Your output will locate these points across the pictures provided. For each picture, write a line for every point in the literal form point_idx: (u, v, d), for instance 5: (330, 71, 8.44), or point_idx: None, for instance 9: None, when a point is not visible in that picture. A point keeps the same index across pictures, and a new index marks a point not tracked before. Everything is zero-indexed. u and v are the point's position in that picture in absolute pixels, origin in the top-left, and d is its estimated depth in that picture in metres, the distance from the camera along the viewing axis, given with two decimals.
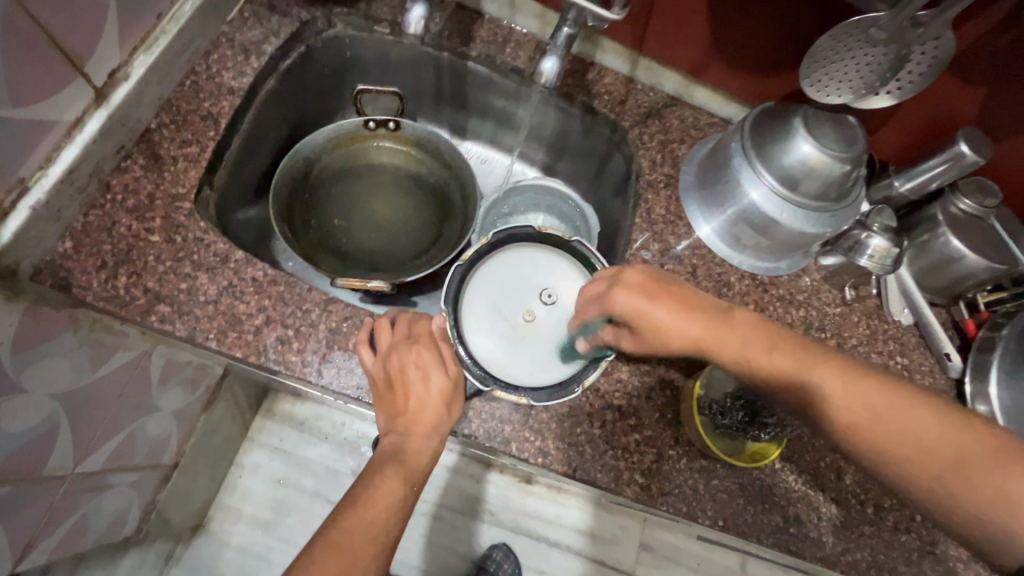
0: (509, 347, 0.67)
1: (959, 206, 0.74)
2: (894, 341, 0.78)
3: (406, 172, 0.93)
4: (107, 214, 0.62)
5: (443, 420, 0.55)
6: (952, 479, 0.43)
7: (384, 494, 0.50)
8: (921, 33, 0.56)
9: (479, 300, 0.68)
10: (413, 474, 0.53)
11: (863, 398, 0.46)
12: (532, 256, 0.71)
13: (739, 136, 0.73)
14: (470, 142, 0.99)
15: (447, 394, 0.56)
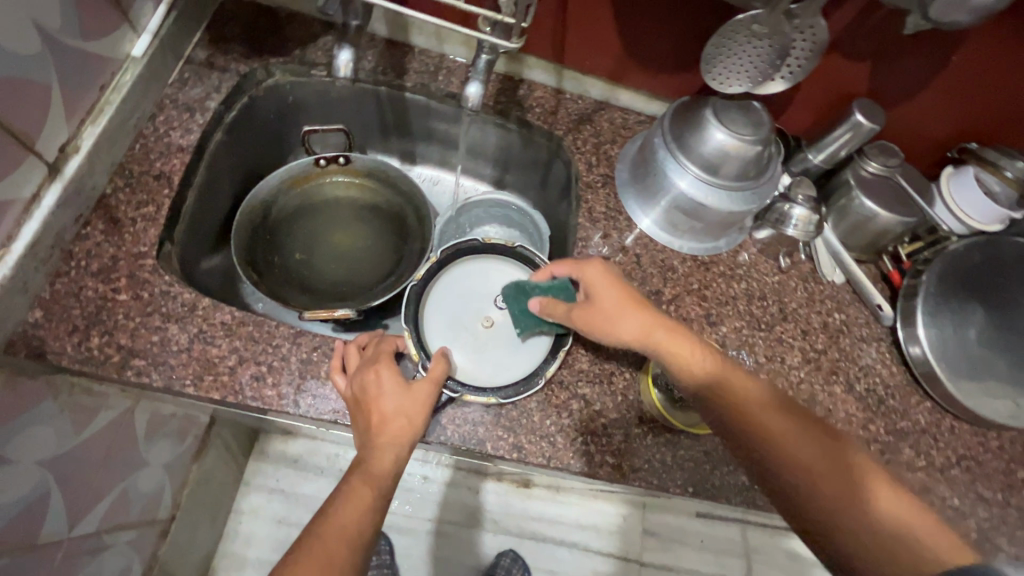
0: (472, 352, 0.75)
1: (868, 168, 0.82)
2: (831, 299, 0.84)
3: (362, 203, 0.97)
4: (73, 280, 0.64)
5: (408, 430, 0.58)
6: (842, 494, 0.53)
7: (362, 501, 0.53)
8: (797, 23, 0.63)
9: (440, 314, 0.76)
10: (380, 481, 0.55)
11: (801, 436, 0.56)
12: (480, 267, 0.79)
13: (660, 131, 0.80)
14: (420, 166, 1.04)
15: (412, 404, 0.59)
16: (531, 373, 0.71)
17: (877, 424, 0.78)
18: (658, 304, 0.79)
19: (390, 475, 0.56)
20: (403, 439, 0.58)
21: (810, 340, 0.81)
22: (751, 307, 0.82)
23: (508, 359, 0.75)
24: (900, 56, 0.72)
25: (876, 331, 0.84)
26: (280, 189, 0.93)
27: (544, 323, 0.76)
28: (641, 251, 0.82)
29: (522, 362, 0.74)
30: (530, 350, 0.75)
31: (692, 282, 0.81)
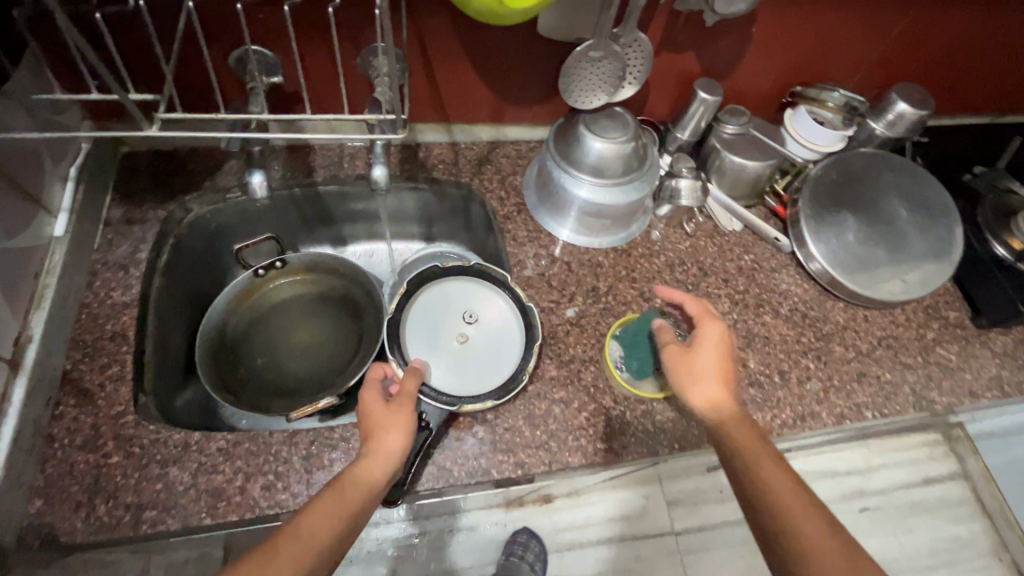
0: (457, 368, 0.81)
1: (726, 130, 0.96)
2: (737, 245, 0.97)
3: (310, 295, 1.03)
4: (62, 460, 0.66)
5: (392, 446, 0.63)
6: (797, 554, 0.52)
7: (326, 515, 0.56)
8: (622, 40, 0.76)
9: (419, 340, 0.82)
10: (353, 492, 0.59)
11: (787, 486, 0.56)
12: (445, 291, 0.86)
13: (549, 153, 0.91)
14: (351, 246, 1.09)
15: (398, 419, 0.66)
16: (513, 372, 0.79)
17: (808, 335, 0.90)
18: (599, 297, 0.88)
19: (367, 489, 0.60)
20: (387, 455, 0.63)
21: (732, 285, 0.93)
22: (676, 274, 0.93)
23: (488, 367, 0.82)
24: (712, 40, 0.87)
25: (782, 259, 0.97)
26: (229, 309, 0.97)
27: (512, 326, 0.84)
28: (570, 258, 0.92)
29: (501, 365, 0.82)
30: (507, 353, 0.83)
31: (620, 269, 0.92)
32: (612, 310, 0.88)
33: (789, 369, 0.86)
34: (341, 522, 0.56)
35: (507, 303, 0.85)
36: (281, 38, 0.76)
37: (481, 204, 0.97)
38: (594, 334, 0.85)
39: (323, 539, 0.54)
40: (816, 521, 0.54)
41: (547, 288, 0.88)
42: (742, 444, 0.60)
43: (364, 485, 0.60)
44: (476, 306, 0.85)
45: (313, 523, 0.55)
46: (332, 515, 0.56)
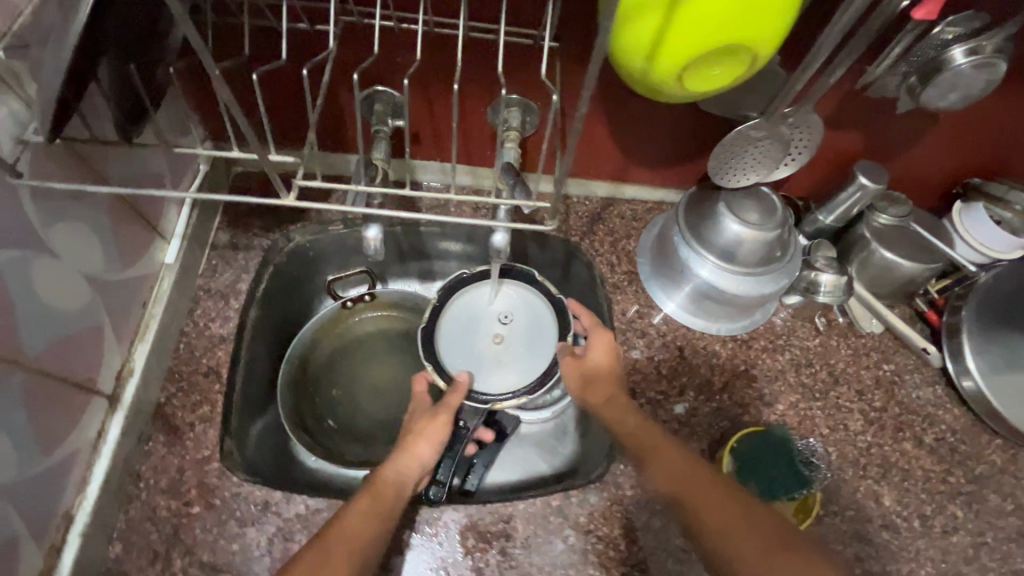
0: (498, 369, 0.79)
1: (878, 220, 0.84)
2: (876, 351, 0.85)
3: (393, 332, 0.97)
4: (145, 502, 0.65)
5: (425, 453, 0.67)
6: None
7: (368, 515, 0.60)
8: (792, 121, 0.65)
9: (455, 352, 0.79)
10: (390, 495, 0.63)
11: (739, 521, 0.56)
12: (474, 293, 0.82)
13: (675, 225, 0.82)
14: (438, 280, 1.00)
15: (434, 428, 0.70)
16: (550, 367, 0.78)
17: (955, 475, 0.77)
18: (712, 395, 0.79)
19: (400, 489, 0.64)
20: (422, 462, 0.67)
21: (867, 399, 0.81)
22: (801, 377, 0.82)
23: (527, 365, 0.80)
24: (888, 123, 0.75)
25: (928, 375, 0.84)
26: (311, 342, 0.92)
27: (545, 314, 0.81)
28: (681, 342, 0.83)
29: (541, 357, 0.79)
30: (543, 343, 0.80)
31: (738, 364, 0.82)
32: (727, 411, 0.78)
33: (932, 513, 0.74)
34: (381, 517, 0.61)
35: (542, 302, 0.81)
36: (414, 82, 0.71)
37: (590, 267, 0.86)
38: (704, 438, 0.76)
39: (367, 533, 0.59)
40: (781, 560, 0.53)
41: (655, 375, 0.80)
42: (682, 487, 0.60)
43: (397, 486, 0.64)
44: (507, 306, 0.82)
45: (355, 521, 0.60)
46: (369, 512, 0.61)
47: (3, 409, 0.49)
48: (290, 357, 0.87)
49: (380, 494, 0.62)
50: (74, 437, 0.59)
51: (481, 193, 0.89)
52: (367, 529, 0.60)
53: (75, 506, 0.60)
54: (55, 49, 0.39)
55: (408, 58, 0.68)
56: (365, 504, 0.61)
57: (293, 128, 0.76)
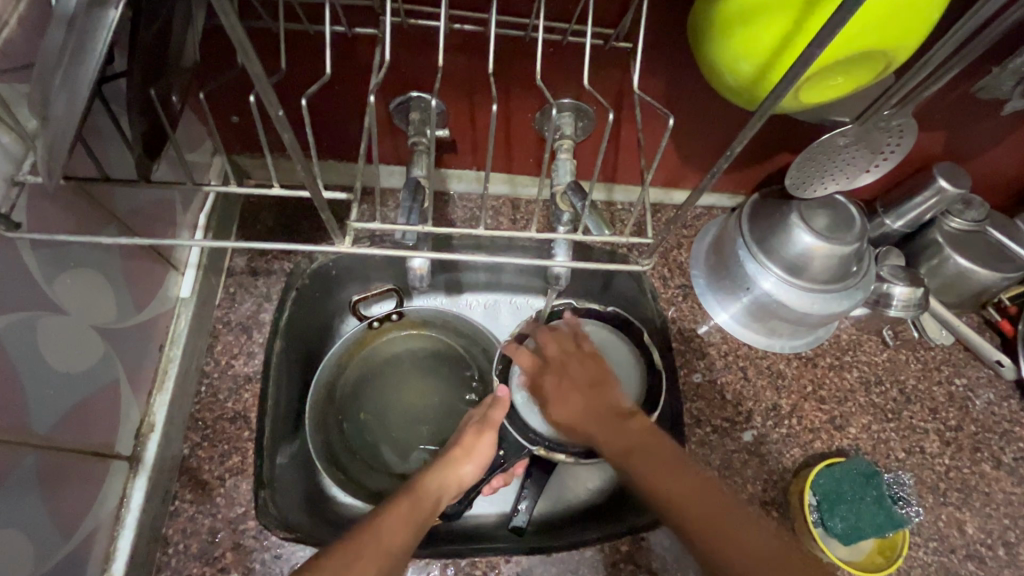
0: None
1: (951, 225, 0.78)
2: (947, 365, 0.80)
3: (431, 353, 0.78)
4: (176, 571, 0.58)
5: (468, 467, 0.62)
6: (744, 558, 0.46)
7: (406, 519, 0.53)
8: (888, 123, 0.57)
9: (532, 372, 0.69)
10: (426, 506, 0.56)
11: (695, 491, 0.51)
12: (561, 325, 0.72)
13: (737, 235, 0.75)
14: (467, 294, 0.82)
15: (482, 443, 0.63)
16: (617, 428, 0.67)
17: None
18: (780, 420, 0.74)
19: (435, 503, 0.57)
20: (461, 482, 0.61)
21: (941, 418, 0.76)
22: (872, 397, 0.76)
23: None
24: (974, 121, 0.69)
25: (1002, 389, 0.79)
26: (337, 369, 0.74)
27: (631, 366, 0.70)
28: (744, 363, 0.77)
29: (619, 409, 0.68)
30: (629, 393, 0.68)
31: (805, 384, 0.76)
32: (797, 438, 0.73)
33: (1018, 540, 0.70)
34: (413, 528, 0.53)
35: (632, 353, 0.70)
36: (456, 86, 0.63)
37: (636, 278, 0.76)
38: (774, 468, 0.71)
39: (401, 539, 0.51)
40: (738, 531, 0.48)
41: (719, 401, 0.74)
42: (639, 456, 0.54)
43: (434, 497, 0.58)
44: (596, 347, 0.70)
45: (392, 524, 0.52)
46: (407, 517, 0.53)
47: (17, 498, 0.42)
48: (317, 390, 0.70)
49: (417, 503, 0.55)
50: (93, 513, 0.52)
51: (520, 202, 0.81)
52: (402, 536, 0.51)
53: None
54: (63, 83, 0.31)
55: (451, 60, 0.60)
56: (403, 510, 0.54)
57: (317, 139, 0.67)
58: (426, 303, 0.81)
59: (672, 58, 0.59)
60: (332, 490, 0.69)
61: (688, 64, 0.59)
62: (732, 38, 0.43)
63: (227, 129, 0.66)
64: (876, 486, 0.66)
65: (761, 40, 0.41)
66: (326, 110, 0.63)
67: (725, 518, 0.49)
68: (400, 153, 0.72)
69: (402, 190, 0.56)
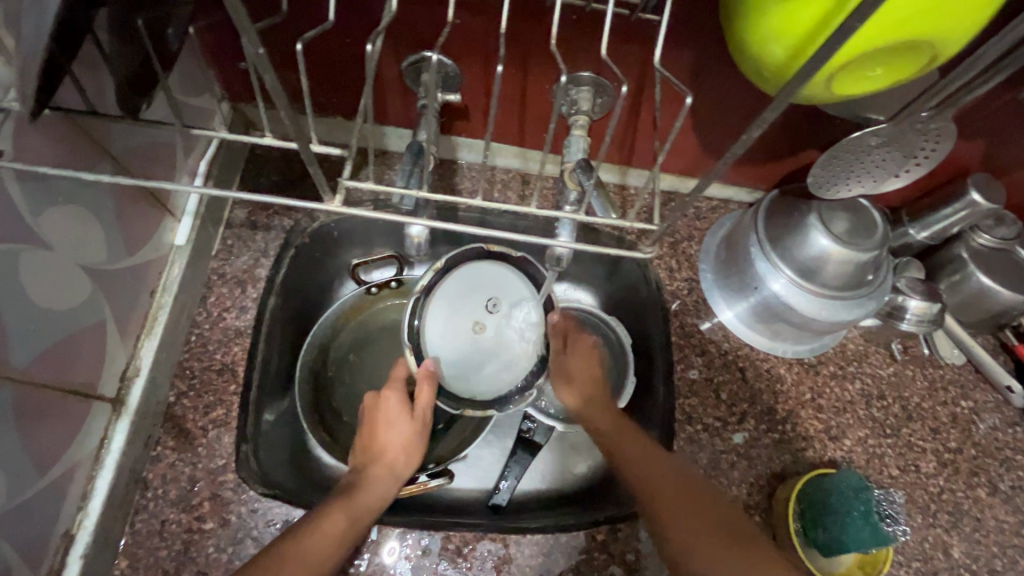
0: (485, 365, 0.62)
1: (978, 241, 0.74)
2: (954, 385, 0.77)
3: None
4: (154, 515, 0.59)
5: (400, 466, 0.59)
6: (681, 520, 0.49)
7: (335, 529, 0.51)
8: (924, 125, 0.53)
9: (439, 336, 0.61)
10: (358, 510, 0.54)
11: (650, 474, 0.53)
12: (464, 275, 0.62)
13: (753, 232, 0.72)
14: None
15: (410, 439, 0.60)
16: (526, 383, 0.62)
17: None
18: (774, 425, 0.72)
19: (374, 511, 0.55)
20: (398, 477, 0.59)
21: (941, 439, 0.74)
22: (872, 411, 0.74)
23: (508, 367, 0.62)
24: (1017, 131, 0.65)
25: (1008, 415, 0.76)
26: (332, 332, 0.73)
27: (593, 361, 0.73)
28: (742, 363, 0.75)
29: (527, 346, 0.62)
30: (531, 331, 0.62)
31: (804, 392, 0.74)
32: (789, 444, 0.71)
33: (1004, 569, 0.69)
34: (349, 540, 0.51)
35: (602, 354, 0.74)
36: (471, 50, 0.60)
37: (642, 266, 0.73)
38: (762, 473, 0.70)
39: (331, 558, 0.49)
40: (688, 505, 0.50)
41: (714, 400, 0.72)
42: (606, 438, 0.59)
43: (371, 504, 0.56)
44: (499, 300, 0.62)
45: (320, 538, 0.50)
46: (343, 532, 0.51)
47: None
48: (307, 350, 0.69)
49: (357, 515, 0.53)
50: (72, 453, 0.53)
51: (530, 178, 0.79)
52: (334, 552, 0.50)
53: (76, 524, 0.54)
54: None
55: (466, 19, 0.56)
56: (337, 525, 0.51)
57: (324, 93, 0.65)
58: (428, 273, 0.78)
59: (703, 37, 0.55)
60: (315, 455, 0.69)
61: (719, 43, 0.55)
62: (768, 16, 0.39)
63: (231, 75, 0.63)
64: (866, 501, 0.62)
65: (799, 20, 0.37)
66: (338, 64, 0.61)
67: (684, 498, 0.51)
68: (410, 116, 0.70)
69: (404, 152, 0.54)
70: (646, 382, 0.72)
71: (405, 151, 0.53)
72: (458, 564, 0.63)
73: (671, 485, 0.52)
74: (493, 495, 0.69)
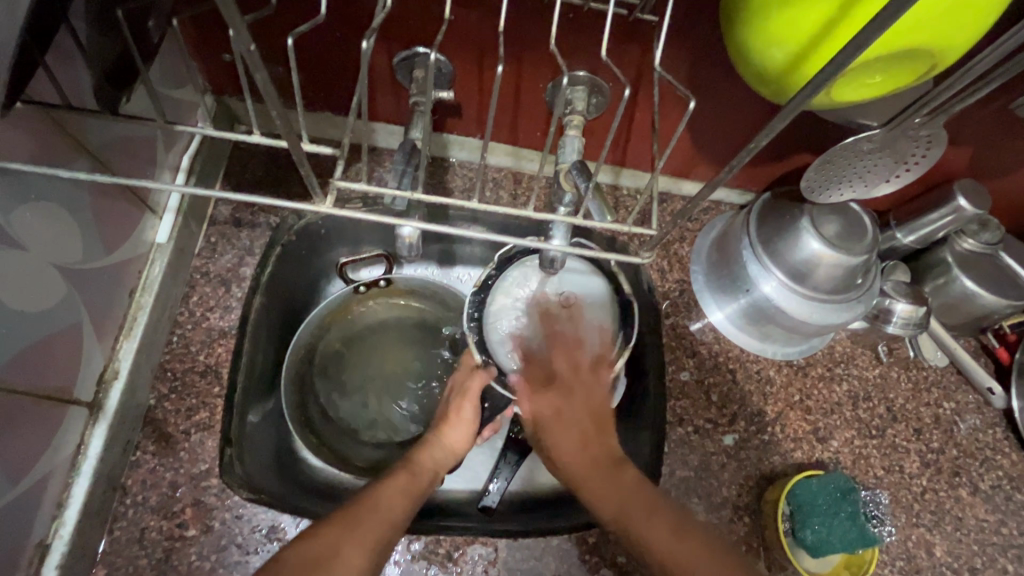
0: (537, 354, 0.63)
1: (963, 245, 0.75)
2: (937, 387, 0.78)
3: (414, 324, 0.75)
4: (133, 522, 0.57)
5: (458, 440, 0.59)
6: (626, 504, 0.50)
7: (397, 489, 0.51)
8: (916, 131, 0.54)
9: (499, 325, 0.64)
10: (421, 478, 0.54)
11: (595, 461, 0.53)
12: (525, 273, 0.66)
13: (745, 234, 0.72)
14: (460, 267, 0.78)
15: (473, 417, 0.60)
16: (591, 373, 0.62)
17: (1010, 526, 0.73)
18: (763, 428, 0.72)
19: (435, 476, 0.56)
20: (456, 452, 0.59)
21: (925, 439, 0.75)
22: (858, 412, 0.75)
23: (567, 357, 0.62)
24: (1004, 138, 0.66)
25: (988, 416, 0.78)
26: (318, 333, 0.71)
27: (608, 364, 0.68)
28: (732, 365, 0.75)
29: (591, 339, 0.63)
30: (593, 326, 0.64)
31: (792, 393, 0.75)
32: (778, 446, 0.72)
33: (983, 566, 0.70)
34: (415, 498, 0.51)
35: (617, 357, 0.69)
36: (465, 46, 0.59)
37: (634, 268, 0.73)
38: (752, 474, 0.70)
39: (403, 509, 0.50)
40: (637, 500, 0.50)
41: (704, 402, 0.72)
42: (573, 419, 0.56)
43: (431, 473, 0.55)
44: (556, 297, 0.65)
45: (392, 494, 0.50)
46: (407, 488, 0.52)
47: None
48: (294, 351, 0.68)
49: (417, 475, 0.54)
50: (46, 460, 0.51)
51: (523, 178, 0.78)
52: (400, 506, 0.50)
53: (51, 533, 0.52)
54: None
55: (462, 15, 0.55)
56: (401, 482, 0.52)
57: (314, 87, 0.63)
58: (416, 273, 0.77)
59: (700, 37, 0.54)
60: (302, 457, 0.67)
61: (716, 45, 0.55)
62: (770, 18, 0.38)
63: (216, 67, 0.61)
64: (852, 503, 0.65)
65: (800, 25, 0.37)
66: (329, 59, 0.59)
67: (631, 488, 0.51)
68: (401, 113, 0.69)
69: (397, 150, 0.52)
70: (637, 384, 0.71)
71: (397, 150, 0.52)
72: (449, 568, 0.63)
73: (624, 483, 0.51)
74: (483, 497, 0.67)
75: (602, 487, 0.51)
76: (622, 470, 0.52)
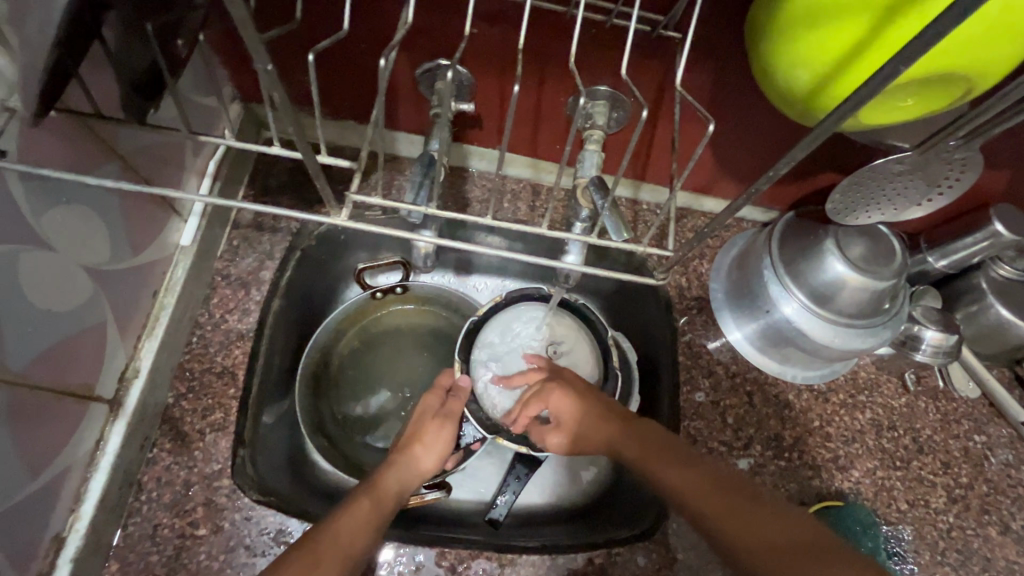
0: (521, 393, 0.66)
1: (999, 272, 0.72)
2: (968, 419, 0.75)
3: (429, 331, 0.75)
4: (146, 518, 0.58)
5: (422, 460, 0.61)
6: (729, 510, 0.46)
7: (363, 517, 0.53)
8: (949, 154, 0.52)
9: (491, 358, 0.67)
10: (382, 501, 0.56)
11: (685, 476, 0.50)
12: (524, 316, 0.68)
13: (767, 254, 0.70)
14: (478, 275, 0.78)
15: (438, 439, 0.63)
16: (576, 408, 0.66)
17: None
18: (781, 453, 0.70)
19: (393, 499, 0.57)
20: (421, 475, 0.61)
21: (953, 473, 0.72)
22: (882, 442, 0.72)
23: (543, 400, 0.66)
24: None
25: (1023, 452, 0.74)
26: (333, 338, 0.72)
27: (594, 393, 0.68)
28: (750, 387, 0.73)
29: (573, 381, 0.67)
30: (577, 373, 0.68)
31: (813, 418, 0.73)
32: (796, 473, 0.69)
33: None
34: (376, 523, 0.53)
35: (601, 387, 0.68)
36: (485, 59, 0.59)
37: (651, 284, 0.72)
38: None
39: (360, 536, 0.52)
40: (741, 511, 0.45)
41: (719, 424, 0.71)
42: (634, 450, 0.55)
43: (394, 495, 0.58)
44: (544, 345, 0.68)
45: (351, 520, 0.52)
46: (368, 517, 0.53)
47: None
48: (310, 355, 0.68)
49: (380, 501, 0.56)
50: (66, 454, 0.52)
51: (541, 189, 0.77)
52: (362, 537, 0.52)
53: (67, 526, 0.54)
54: None
55: (484, 30, 0.56)
56: (364, 509, 0.54)
57: (336, 97, 0.64)
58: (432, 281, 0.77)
59: (724, 53, 0.53)
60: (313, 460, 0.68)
61: (740, 63, 0.54)
62: (796, 38, 0.37)
63: (243, 76, 0.63)
64: (870, 539, 0.66)
65: (830, 43, 0.36)
66: (353, 69, 0.60)
67: (730, 496, 0.47)
68: (421, 123, 0.69)
69: (415, 162, 0.53)
70: (650, 403, 0.70)
71: (415, 163, 0.52)
72: None
73: (719, 490, 0.48)
74: (490, 510, 0.66)
75: (700, 499, 0.48)
76: (723, 481, 0.49)
